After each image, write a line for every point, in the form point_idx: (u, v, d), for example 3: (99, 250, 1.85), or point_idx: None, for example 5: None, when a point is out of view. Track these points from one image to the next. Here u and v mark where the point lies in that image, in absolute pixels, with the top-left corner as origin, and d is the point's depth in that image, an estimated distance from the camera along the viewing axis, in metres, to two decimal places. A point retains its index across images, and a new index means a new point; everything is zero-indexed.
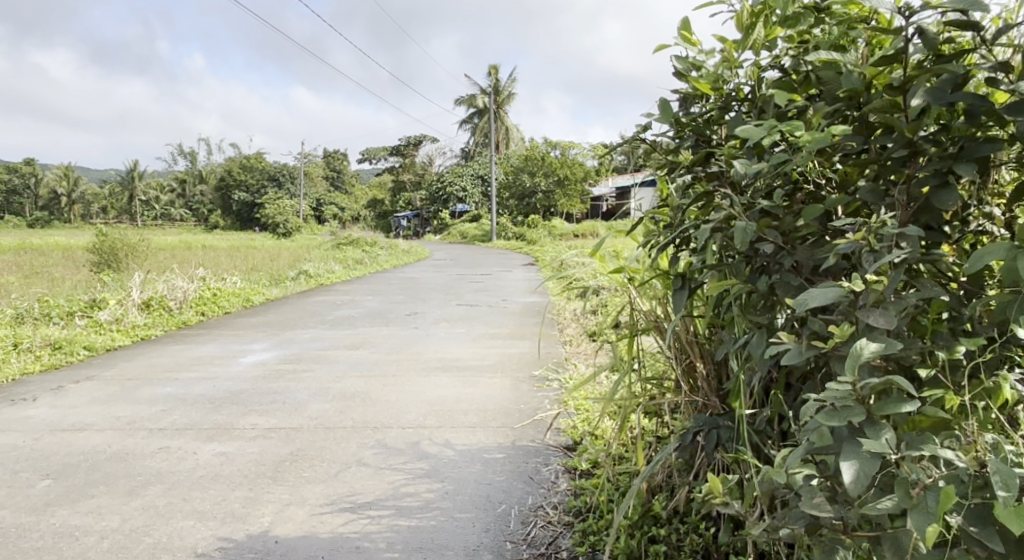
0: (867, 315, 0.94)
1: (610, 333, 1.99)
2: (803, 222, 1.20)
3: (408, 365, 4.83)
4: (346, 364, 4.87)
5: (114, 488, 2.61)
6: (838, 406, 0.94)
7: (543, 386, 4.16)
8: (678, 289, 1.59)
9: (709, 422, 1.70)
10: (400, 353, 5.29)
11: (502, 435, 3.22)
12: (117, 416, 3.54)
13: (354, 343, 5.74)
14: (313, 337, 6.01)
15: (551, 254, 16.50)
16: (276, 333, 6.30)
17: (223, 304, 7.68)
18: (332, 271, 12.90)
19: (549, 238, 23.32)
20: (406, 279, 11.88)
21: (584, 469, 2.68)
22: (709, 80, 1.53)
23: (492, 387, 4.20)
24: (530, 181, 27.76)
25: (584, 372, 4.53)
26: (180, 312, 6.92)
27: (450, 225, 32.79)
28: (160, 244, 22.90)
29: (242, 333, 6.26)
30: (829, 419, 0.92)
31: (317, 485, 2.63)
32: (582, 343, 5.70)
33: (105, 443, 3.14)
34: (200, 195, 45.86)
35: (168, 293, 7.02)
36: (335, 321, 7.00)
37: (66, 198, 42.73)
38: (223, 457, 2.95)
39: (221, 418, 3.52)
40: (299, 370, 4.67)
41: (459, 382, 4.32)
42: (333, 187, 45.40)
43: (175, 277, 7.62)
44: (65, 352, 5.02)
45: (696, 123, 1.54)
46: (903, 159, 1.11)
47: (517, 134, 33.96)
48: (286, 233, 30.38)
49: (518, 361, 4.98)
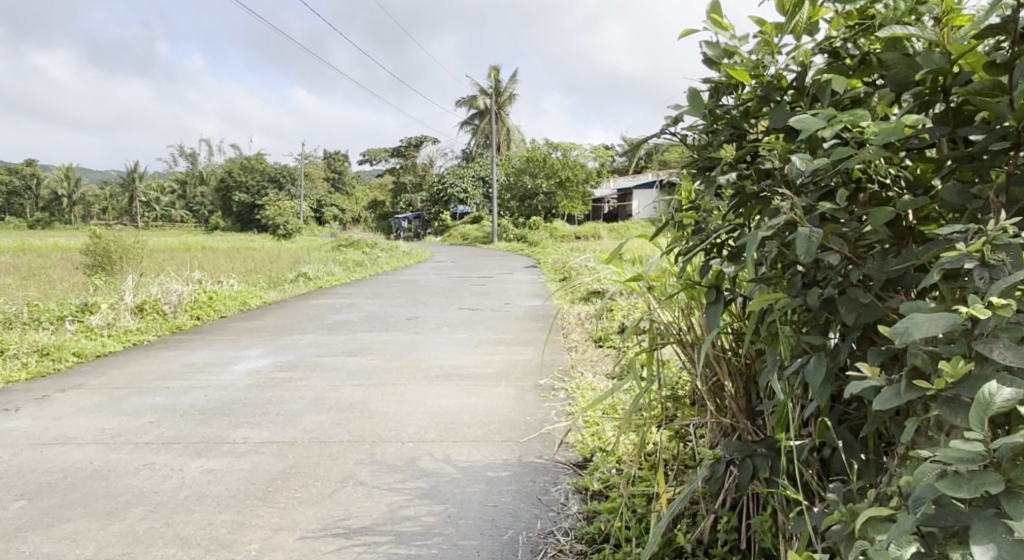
0: (1003, 350, 0.84)
1: (630, 347, 1.82)
2: (872, 228, 1.04)
3: (408, 373, 4.65)
4: (344, 372, 4.70)
5: (92, 511, 2.43)
6: (967, 474, 0.83)
7: (550, 396, 3.98)
8: (712, 302, 1.46)
9: (743, 450, 1.52)
10: (400, 359, 5.11)
11: (507, 450, 3.04)
12: (101, 429, 3.36)
13: (352, 349, 5.56)
14: (311, 343, 5.83)
15: (554, 255, 16.30)
16: (272, 338, 6.12)
17: (219, 307, 7.51)
18: (332, 274, 12.73)
19: (551, 239, 23.13)
20: (407, 282, 11.70)
21: (596, 490, 2.51)
22: (748, 67, 1.38)
23: (496, 397, 4.02)
24: (531, 182, 27.58)
25: (591, 381, 4.35)
26: (175, 316, 6.74)
27: (451, 227, 32.61)
28: (157, 245, 22.73)
29: (237, 339, 6.08)
30: (955, 489, 0.82)
31: (310, 507, 2.45)
32: (588, 350, 5.51)
33: (86, 458, 2.96)
34: (200, 196, 45.77)
35: (162, 296, 6.86)
36: (334, 325, 6.83)
37: (66, 199, 42.61)
38: (211, 475, 2.78)
39: (211, 431, 3.34)
40: (295, 378, 4.49)
41: (461, 391, 4.14)
42: (334, 188, 45.20)
43: (170, 280, 7.45)
44: (52, 359, 4.84)
45: (731, 116, 1.38)
46: (1000, 153, 0.96)
47: (519, 135, 33.81)
48: (287, 235, 30.18)
49: (522, 368, 4.80)
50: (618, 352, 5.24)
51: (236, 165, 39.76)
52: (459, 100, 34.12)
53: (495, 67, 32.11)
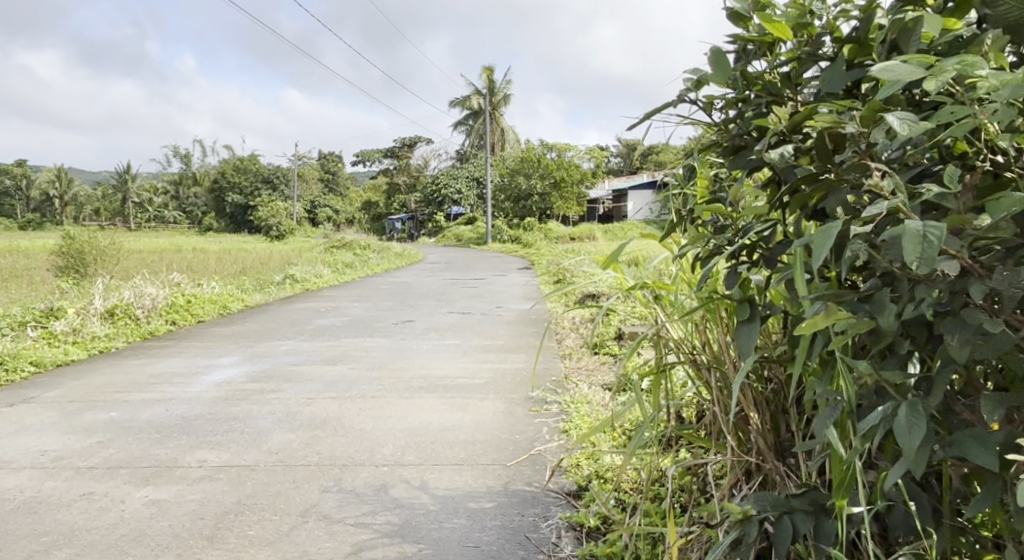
0: None
1: (634, 369, 1.51)
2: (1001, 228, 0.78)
3: (390, 384, 4.32)
4: (320, 383, 4.37)
5: (9, 554, 2.11)
6: None
7: (541, 411, 3.65)
8: (744, 319, 1.17)
9: (780, 505, 1.21)
10: (382, 369, 4.78)
11: (492, 476, 2.72)
12: (42, 451, 3.03)
13: (333, 356, 5.22)
14: (290, 350, 5.50)
15: (548, 257, 15.99)
16: (250, 344, 5.79)
17: (196, 311, 7.17)
18: (320, 275, 12.39)
19: (545, 241, 22.84)
20: (396, 284, 11.36)
21: (593, 528, 2.20)
22: (792, 16, 1.07)
23: (483, 411, 3.69)
24: (526, 182, 27.25)
25: (587, 393, 4.03)
26: (147, 322, 6.41)
27: (445, 228, 32.27)
28: (147, 247, 22.39)
29: (212, 345, 5.74)
30: None
31: (262, 550, 2.12)
32: (584, 358, 5.18)
33: (17, 488, 2.63)
34: (193, 197, 45.43)
35: (135, 300, 6.52)
36: (316, 331, 6.50)
37: (57, 200, 42.20)
38: (155, 508, 2.45)
39: (164, 454, 3.01)
40: (267, 390, 4.16)
41: (445, 405, 3.81)
42: (327, 188, 44.77)
43: (145, 283, 7.11)
44: (7, 369, 4.50)
45: (767, 81, 1.10)
46: None
47: (513, 135, 33.49)
48: (279, 236, 29.79)
49: (513, 378, 4.47)
50: (616, 360, 4.92)
51: (228, 165, 39.36)
52: (453, 100, 33.85)
53: (488, 67, 31.84)
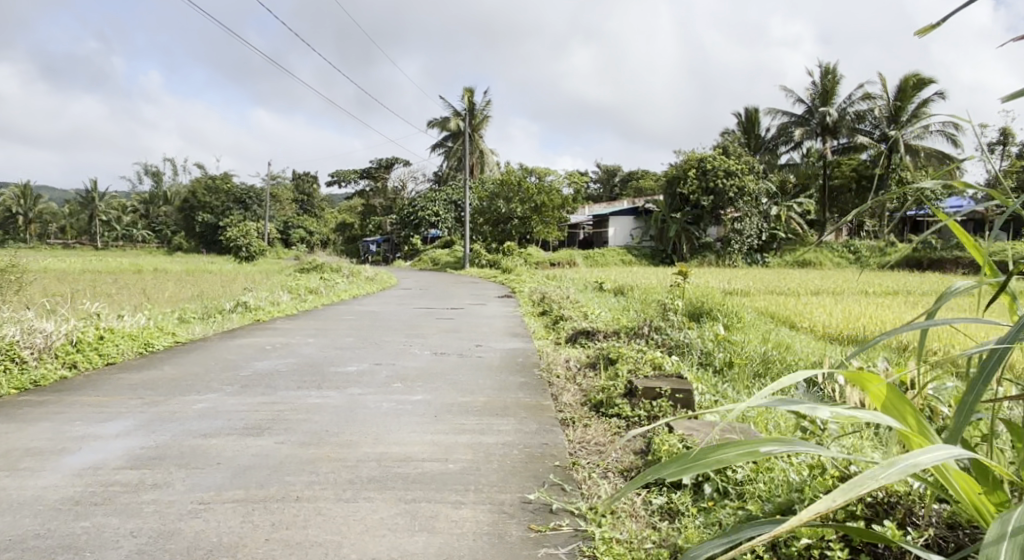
0: None
1: None
2: None
3: (329, 473, 3.06)
4: (230, 469, 3.10)
5: None
6: None
7: (545, 537, 2.41)
8: None
9: None
10: (322, 444, 3.52)
11: None
12: None
13: (261, 422, 3.94)
14: (206, 410, 4.19)
15: (529, 284, 14.77)
16: (157, 399, 4.50)
17: (106, 350, 5.84)
18: (277, 303, 11.02)
19: (526, 266, 21.60)
20: (362, 314, 10.05)
21: None
22: None
23: (458, 533, 2.44)
24: (505, 206, 26.11)
25: (610, 493, 2.81)
26: (35, 366, 5.09)
27: (423, 252, 30.99)
28: (105, 267, 20.92)
29: (109, 400, 4.43)
30: None
31: None
32: (592, 426, 4.00)
33: None
34: (164, 216, 43.87)
35: (22, 338, 5.21)
36: (250, 379, 5.21)
37: (24, 217, 40.30)
38: None
39: None
40: (149, 483, 2.89)
41: (401, 519, 2.56)
42: (301, 210, 43.29)
43: (41, 317, 5.77)
44: None
45: None
46: None
47: (493, 158, 32.41)
48: (249, 258, 28.13)
49: (502, 461, 3.25)
50: (635, 435, 3.74)
51: (200, 184, 37.92)
52: (432, 122, 32.93)
53: (469, 88, 30.97)
